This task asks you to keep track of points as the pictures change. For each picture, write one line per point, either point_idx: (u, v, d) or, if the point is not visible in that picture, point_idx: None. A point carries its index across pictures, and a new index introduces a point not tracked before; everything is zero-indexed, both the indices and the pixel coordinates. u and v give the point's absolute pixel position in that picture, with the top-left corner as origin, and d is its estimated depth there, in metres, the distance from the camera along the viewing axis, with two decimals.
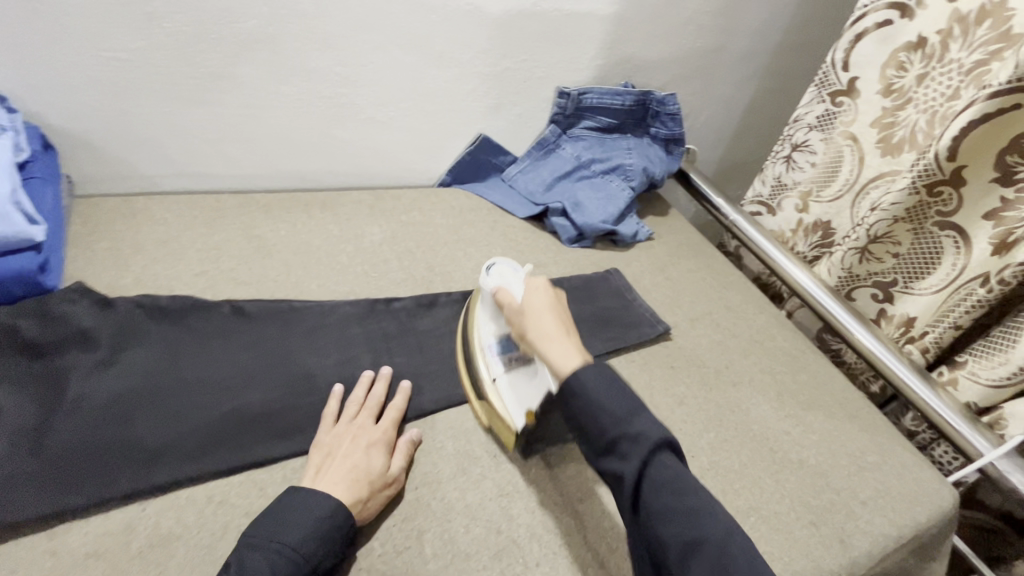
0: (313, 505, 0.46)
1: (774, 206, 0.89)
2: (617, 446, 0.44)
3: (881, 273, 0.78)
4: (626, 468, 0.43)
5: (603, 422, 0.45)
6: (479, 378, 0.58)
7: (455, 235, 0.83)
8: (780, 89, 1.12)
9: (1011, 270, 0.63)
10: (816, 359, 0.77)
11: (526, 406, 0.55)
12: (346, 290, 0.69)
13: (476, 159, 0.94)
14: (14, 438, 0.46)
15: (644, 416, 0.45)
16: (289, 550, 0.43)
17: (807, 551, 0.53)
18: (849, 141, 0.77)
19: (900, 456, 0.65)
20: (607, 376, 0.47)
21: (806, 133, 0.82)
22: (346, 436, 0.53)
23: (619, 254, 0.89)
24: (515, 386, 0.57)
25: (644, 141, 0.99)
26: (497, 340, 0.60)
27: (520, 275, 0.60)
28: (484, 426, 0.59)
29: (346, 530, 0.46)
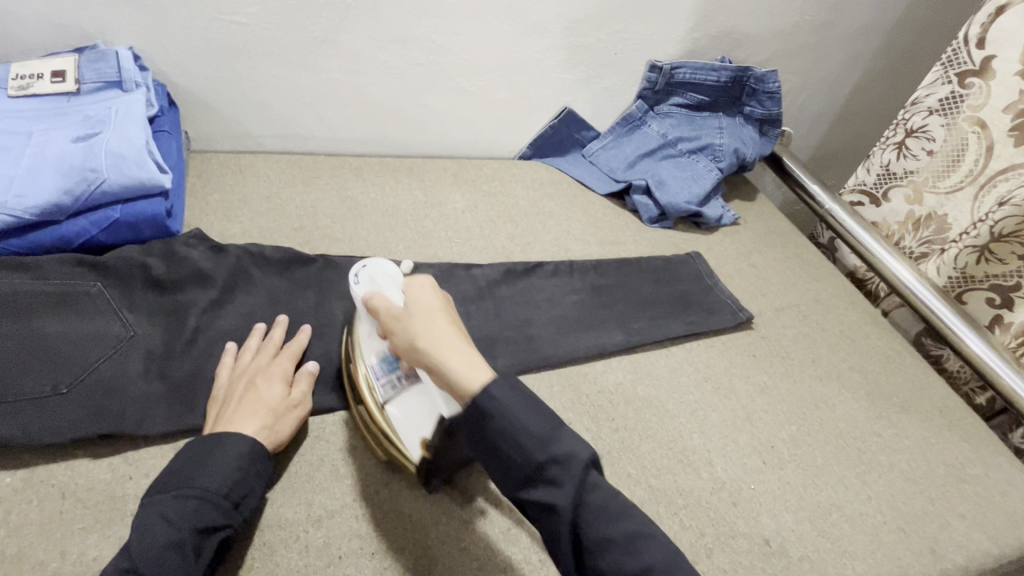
0: (215, 449, 0.44)
1: (879, 197, 0.83)
2: (546, 472, 0.39)
3: (1001, 276, 0.72)
4: (560, 498, 0.38)
5: (529, 445, 0.39)
6: (367, 403, 0.51)
7: (535, 207, 0.83)
8: (894, 69, 1.02)
9: None
10: (915, 362, 0.71)
11: (420, 434, 0.50)
12: (430, 254, 0.72)
13: (558, 133, 0.94)
14: (145, 361, 0.52)
15: (568, 432, 0.40)
16: (208, 496, 0.42)
17: (892, 558, 0.50)
18: (977, 128, 0.69)
19: (1006, 472, 0.60)
20: (522, 393, 0.41)
21: (924, 118, 0.75)
22: (241, 378, 0.51)
23: (701, 236, 0.85)
24: (410, 409, 0.50)
25: (737, 121, 0.94)
26: (381, 359, 0.52)
27: (395, 275, 0.52)
28: (382, 459, 0.52)
29: (257, 455, 0.45)
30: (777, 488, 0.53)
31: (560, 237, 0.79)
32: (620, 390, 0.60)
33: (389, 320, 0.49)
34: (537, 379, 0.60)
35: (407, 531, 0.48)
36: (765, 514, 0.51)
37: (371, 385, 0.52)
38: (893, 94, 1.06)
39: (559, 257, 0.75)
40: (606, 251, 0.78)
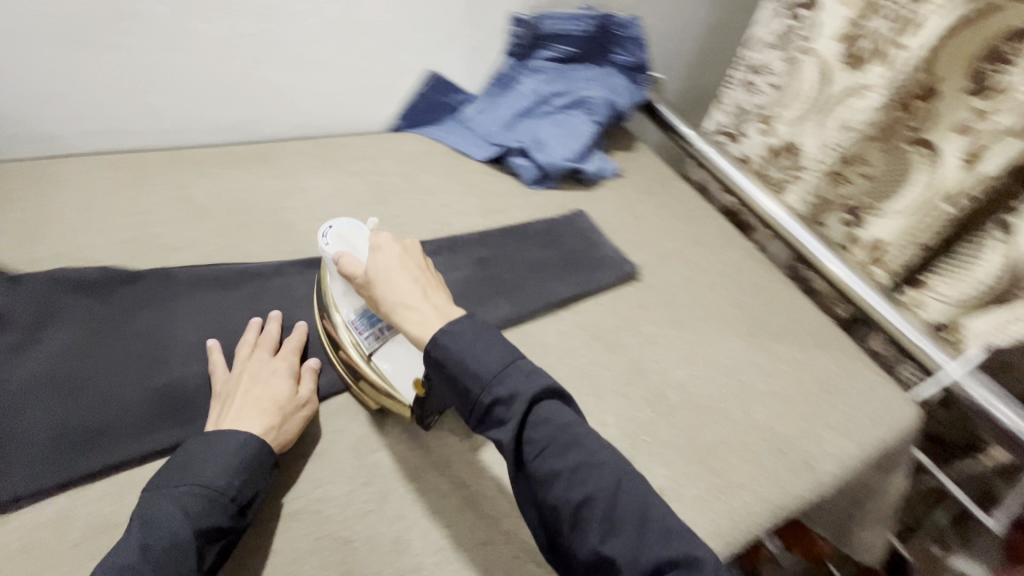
0: (216, 446, 0.44)
1: (738, 134, 0.89)
2: (492, 412, 0.42)
3: (850, 197, 0.77)
4: (503, 433, 0.42)
5: (477, 384, 0.42)
6: (350, 356, 0.53)
7: (410, 183, 0.77)
8: (747, 7, 1.06)
9: (975, 184, 0.61)
10: (785, 288, 0.76)
11: (411, 376, 0.52)
12: (293, 249, 0.65)
13: (428, 99, 0.88)
14: None
15: (518, 370, 0.43)
16: (209, 491, 0.41)
17: (774, 480, 0.54)
18: (810, 57, 0.74)
19: (864, 378, 0.66)
20: (477, 337, 0.44)
21: (764, 55, 0.81)
22: (243, 374, 0.50)
23: (584, 192, 0.85)
24: (395, 357, 0.53)
25: (607, 70, 0.92)
26: (361, 315, 0.54)
27: (361, 235, 0.55)
28: (375, 408, 0.55)
29: (266, 455, 0.45)
30: (668, 435, 0.55)
31: (439, 212, 0.74)
32: None
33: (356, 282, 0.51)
34: None
35: (288, 562, 0.44)
36: (657, 463, 0.53)
37: (353, 340, 0.54)
38: (739, 31, 1.09)
39: (439, 234, 0.71)
40: (489, 221, 0.75)
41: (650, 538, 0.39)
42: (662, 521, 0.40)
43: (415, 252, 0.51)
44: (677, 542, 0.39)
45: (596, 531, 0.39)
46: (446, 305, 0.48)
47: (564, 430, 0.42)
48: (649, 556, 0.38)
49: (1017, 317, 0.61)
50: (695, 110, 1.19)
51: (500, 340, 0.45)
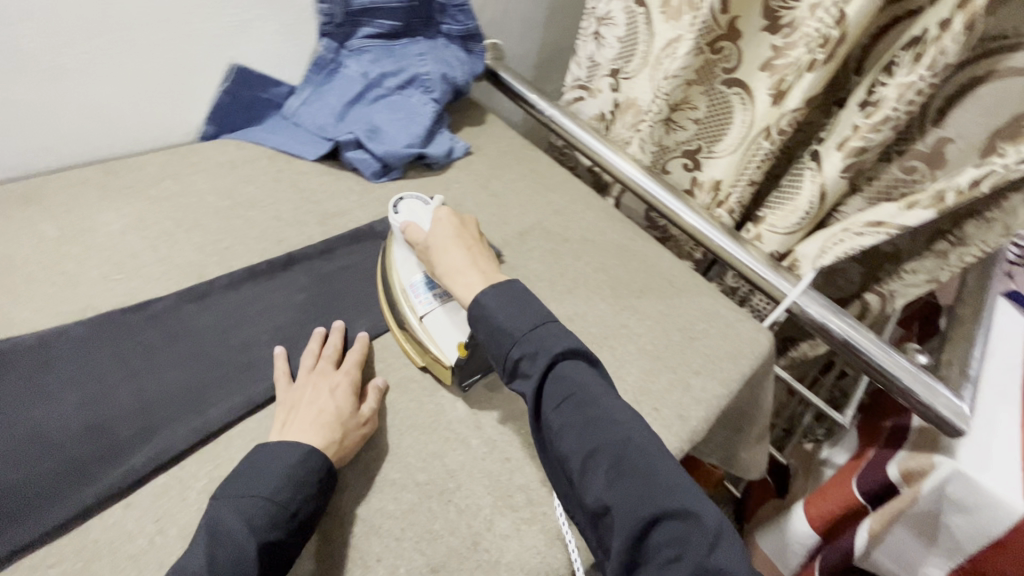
0: (278, 454, 0.43)
1: (591, 88, 0.87)
2: (517, 366, 0.46)
3: (687, 142, 0.81)
4: (527, 385, 0.45)
5: (506, 340, 0.47)
6: (405, 319, 0.54)
7: (229, 199, 0.67)
8: None
9: (784, 119, 0.65)
10: (646, 243, 0.77)
11: (455, 339, 0.52)
12: (82, 306, 0.53)
13: (239, 98, 0.77)
14: None
15: (547, 329, 0.47)
16: (273, 503, 0.41)
17: None
18: (642, 9, 0.75)
19: (723, 317, 0.70)
20: (512, 299, 0.49)
21: (607, 5, 0.78)
22: (307, 384, 0.49)
23: (436, 178, 0.80)
24: (444, 319, 0.54)
25: (438, 42, 0.86)
26: (420, 281, 0.55)
27: (429, 207, 0.57)
28: (420, 366, 0.55)
29: (328, 470, 0.44)
30: None
31: (269, 227, 0.65)
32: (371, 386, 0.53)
33: (417, 249, 0.55)
34: (264, 417, 0.49)
35: None
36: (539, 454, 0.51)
37: (410, 304, 0.54)
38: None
39: (270, 253, 0.62)
40: (329, 228, 0.67)
41: (654, 491, 0.39)
42: (666, 481, 0.40)
43: (470, 225, 0.56)
44: (681, 497, 0.39)
45: (602, 479, 0.41)
46: (492, 274, 0.53)
47: (584, 387, 0.44)
48: (648, 508, 0.39)
49: (835, 238, 0.65)
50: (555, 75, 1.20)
51: (531, 304, 0.49)
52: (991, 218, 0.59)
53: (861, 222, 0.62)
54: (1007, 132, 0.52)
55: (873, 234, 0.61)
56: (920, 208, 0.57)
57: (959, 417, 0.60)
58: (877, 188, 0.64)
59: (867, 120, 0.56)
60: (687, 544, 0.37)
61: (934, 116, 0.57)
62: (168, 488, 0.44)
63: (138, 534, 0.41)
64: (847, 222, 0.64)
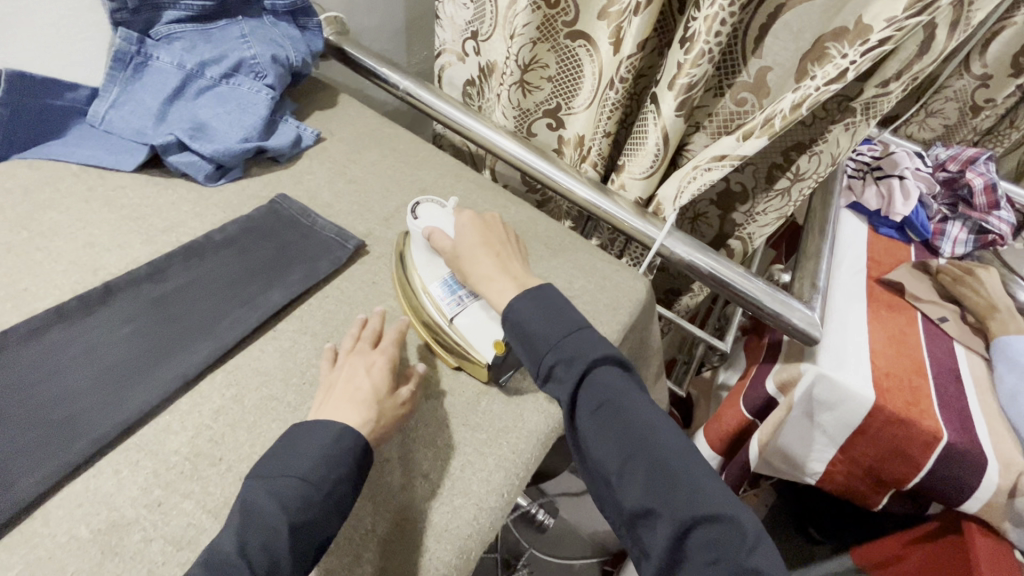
0: (317, 430, 0.44)
1: (458, 53, 0.83)
2: (553, 372, 0.49)
3: (544, 102, 0.79)
4: (563, 391, 0.48)
5: (541, 349, 0.49)
6: (435, 320, 0.55)
7: (25, 231, 0.57)
8: None
9: (624, 67, 0.64)
10: (520, 208, 0.76)
11: (492, 337, 0.53)
12: None
13: (25, 109, 0.65)
14: None
15: (580, 336, 0.50)
16: (306, 479, 0.41)
17: (536, 408, 0.54)
18: None
19: (600, 270, 0.70)
20: (544, 309, 0.51)
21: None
22: (344, 364, 0.50)
23: (286, 171, 0.72)
24: (475, 318, 0.54)
25: (264, 20, 0.78)
26: (446, 282, 0.56)
27: (449, 209, 0.58)
28: (453, 366, 0.55)
29: (363, 448, 0.44)
30: (427, 412, 0.52)
31: (81, 255, 0.56)
32: (224, 416, 0.48)
33: (444, 256, 0.55)
34: (91, 477, 0.43)
35: None
36: (422, 446, 0.49)
37: (438, 307, 0.55)
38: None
39: (85, 287, 0.54)
40: (158, 246, 0.59)
41: (693, 500, 0.44)
42: (697, 486, 0.45)
43: (495, 227, 0.58)
44: (716, 505, 0.43)
45: (641, 486, 0.45)
46: (521, 276, 0.55)
47: (618, 393, 0.48)
48: (686, 513, 0.43)
49: (690, 176, 0.66)
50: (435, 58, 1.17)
51: (562, 312, 0.52)
52: (817, 150, 0.64)
53: (709, 157, 0.63)
54: (813, 53, 0.56)
55: (719, 168, 0.62)
56: (755, 137, 0.58)
57: (811, 326, 0.66)
58: (717, 123, 0.66)
59: (687, 56, 0.55)
60: (724, 544, 0.42)
61: (752, 47, 0.59)
62: None
63: None
64: (696, 160, 0.65)
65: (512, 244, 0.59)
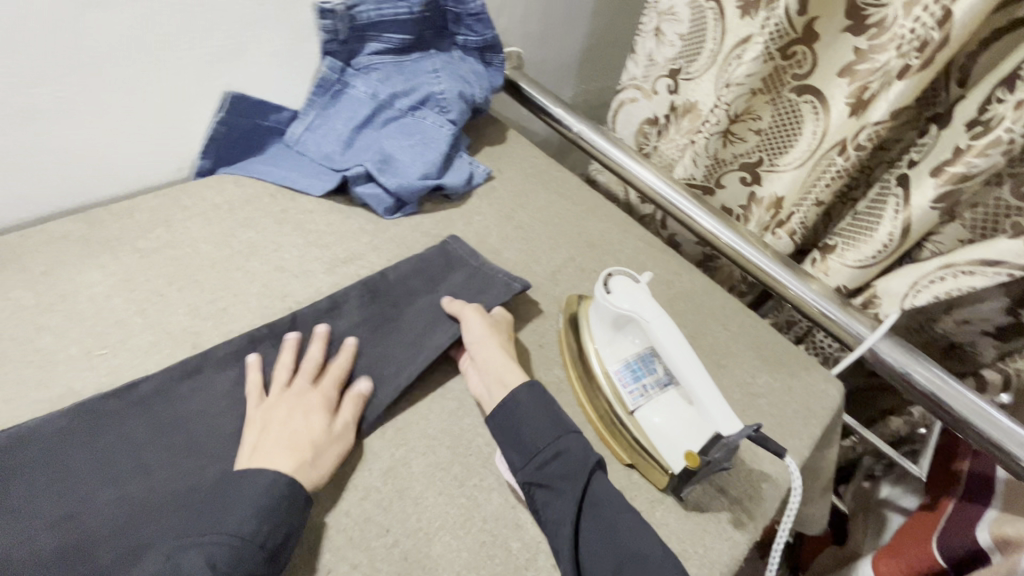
0: (244, 488, 0.41)
1: (646, 90, 0.76)
2: (552, 466, 0.45)
3: (745, 154, 0.73)
4: (563, 485, 0.44)
5: (539, 440, 0.46)
6: (612, 406, 0.50)
7: (226, 248, 0.60)
8: None
9: (865, 133, 0.58)
10: (694, 277, 0.69)
11: (683, 447, 0.46)
12: (59, 391, 0.46)
13: (237, 128, 0.69)
14: None
15: (576, 435, 0.47)
16: (239, 537, 0.38)
17: (719, 534, 0.46)
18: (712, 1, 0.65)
19: (786, 366, 0.61)
20: (542, 401, 0.49)
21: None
22: (280, 404, 0.47)
23: (456, 210, 0.71)
24: (662, 415, 0.48)
25: (453, 55, 0.78)
26: (626, 365, 0.51)
27: (644, 285, 0.50)
28: (625, 463, 0.50)
29: (299, 498, 0.41)
30: None
31: (271, 280, 0.58)
32: (391, 479, 0.46)
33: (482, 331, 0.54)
34: None
35: None
36: None
37: (617, 392, 0.50)
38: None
39: (275, 313, 0.55)
40: (338, 278, 0.60)
41: None
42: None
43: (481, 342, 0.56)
44: None
45: None
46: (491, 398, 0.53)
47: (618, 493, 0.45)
48: None
49: (934, 276, 0.57)
50: (598, 94, 1.13)
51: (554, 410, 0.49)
52: None
53: (968, 259, 0.54)
54: None
55: (988, 274, 0.52)
56: None
57: None
58: (981, 216, 0.56)
59: (973, 143, 0.49)
60: None
61: None
62: None
63: None
64: (948, 259, 0.56)
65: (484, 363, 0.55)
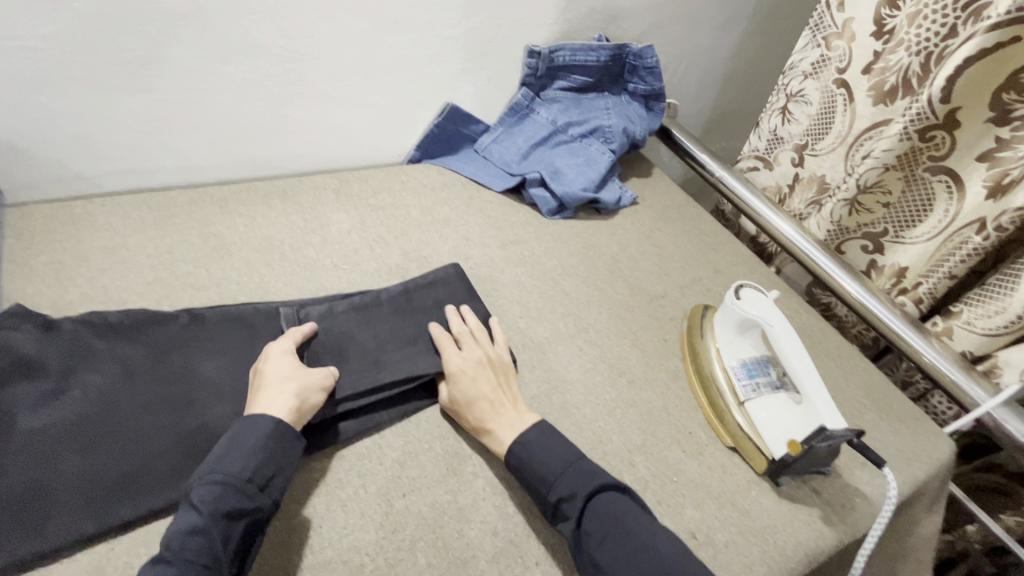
0: (242, 437, 0.45)
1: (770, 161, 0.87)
2: (559, 511, 0.47)
3: (871, 225, 0.78)
4: (570, 527, 0.47)
5: (542, 485, 0.48)
6: (724, 397, 0.58)
7: (429, 216, 0.78)
8: (779, 38, 1.05)
9: (1007, 216, 0.62)
10: (812, 318, 0.74)
11: (786, 436, 0.53)
12: (315, 287, 0.65)
13: (446, 131, 0.87)
14: (13, 470, 0.43)
15: (577, 469, 0.49)
16: (231, 478, 0.42)
17: (809, 522, 0.52)
18: (843, 89, 0.74)
19: (895, 411, 0.65)
20: (543, 436, 0.51)
21: (801, 82, 0.79)
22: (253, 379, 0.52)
23: (603, 222, 0.84)
24: (766, 410, 0.56)
25: (622, 99, 0.93)
26: (742, 363, 0.59)
27: (772, 298, 0.59)
28: (727, 445, 0.57)
29: (283, 447, 0.45)
30: (697, 474, 0.54)
31: (459, 245, 0.74)
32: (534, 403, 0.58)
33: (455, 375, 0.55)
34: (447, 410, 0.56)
35: None
36: (690, 505, 0.52)
37: (731, 384, 0.58)
38: None
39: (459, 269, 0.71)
40: (507, 253, 0.75)
41: None
42: None
43: (487, 365, 0.56)
44: None
45: None
46: (513, 418, 0.53)
47: (624, 522, 0.46)
48: None
49: None
50: (731, 151, 1.24)
51: (555, 442, 0.51)
52: None
53: None
54: None
55: None
56: None
57: None
58: None
59: None
60: None
61: None
62: (370, 452, 0.51)
63: (347, 483, 0.49)
64: None
65: (497, 387, 0.54)
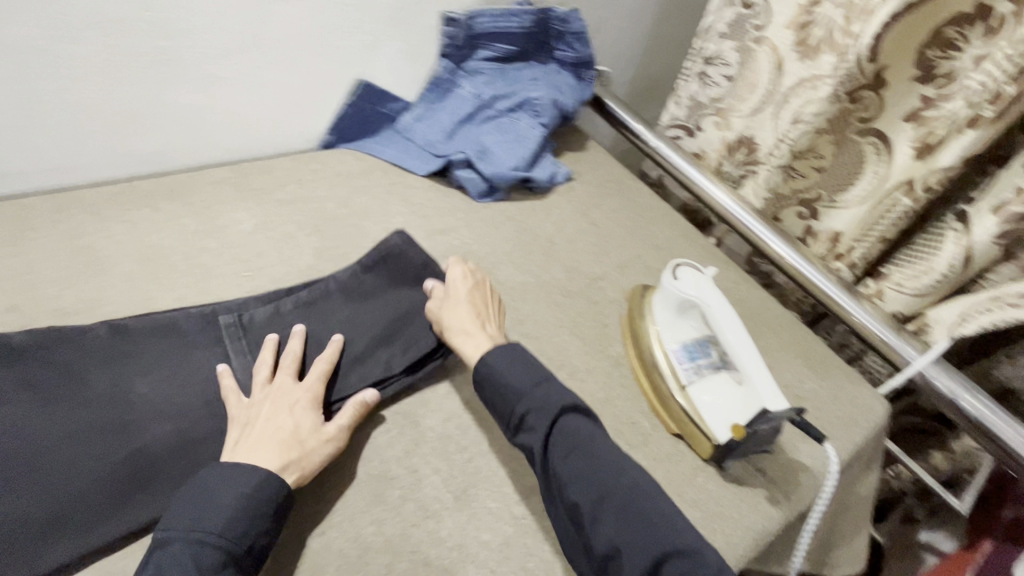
0: (225, 490, 0.41)
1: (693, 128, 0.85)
2: (525, 421, 0.47)
3: (806, 190, 0.77)
4: (535, 440, 0.46)
5: (512, 397, 0.48)
6: (668, 385, 0.55)
7: (345, 207, 0.70)
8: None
9: (934, 176, 0.62)
10: (751, 288, 0.73)
11: (728, 420, 0.51)
12: (214, 299, 0.57)
13: (361, 111, 0.79)
14: None
15: (553, 385, 0.49)
16: (220, 539, 0.39)
17: (754, 505, 0.51)
18: (760, 45, 0.73)
19: (835, 378, 0.65)
20: (505, 371, 0.49)
21: (717, 44, 0.77)
22: (264, 401, 0.47)
23: (537, 202, 0.80)
24: (708, 396, 0.53)
25: (550, 67, 0.87)
26: (683, 346, 0.57)
27: (709, 277, 0.57)
28: (673, 433, 0.55)
29: (277, 502, 0.42)
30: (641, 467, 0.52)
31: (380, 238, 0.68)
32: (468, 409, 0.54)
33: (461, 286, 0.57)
34: (371, 428, 0.51)
35: None
36: None
37: (672, 369, 0.56)
38: None
39: None
40: (434, 244, 0.69)
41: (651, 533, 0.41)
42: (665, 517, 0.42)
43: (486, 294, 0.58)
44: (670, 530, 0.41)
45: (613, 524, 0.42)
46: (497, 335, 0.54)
47: (587, 437, 0.46)
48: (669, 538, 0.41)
49: (980, 307, 0.62)
50: None
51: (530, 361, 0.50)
52: None
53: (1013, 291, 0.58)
54: None
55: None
56: None
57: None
58: None
59: None
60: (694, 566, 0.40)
61: None
62: None
63: None
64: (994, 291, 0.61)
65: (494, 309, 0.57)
